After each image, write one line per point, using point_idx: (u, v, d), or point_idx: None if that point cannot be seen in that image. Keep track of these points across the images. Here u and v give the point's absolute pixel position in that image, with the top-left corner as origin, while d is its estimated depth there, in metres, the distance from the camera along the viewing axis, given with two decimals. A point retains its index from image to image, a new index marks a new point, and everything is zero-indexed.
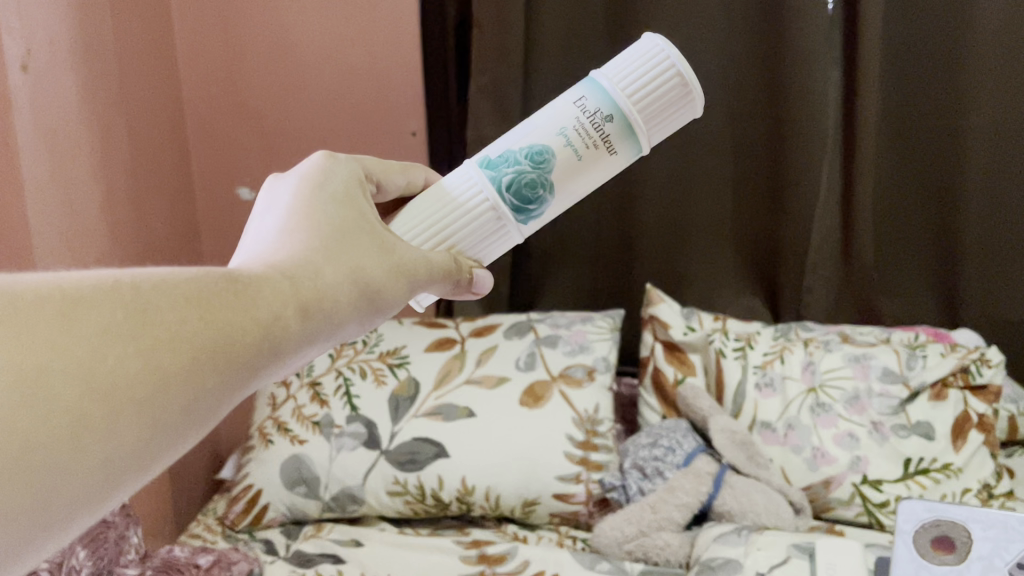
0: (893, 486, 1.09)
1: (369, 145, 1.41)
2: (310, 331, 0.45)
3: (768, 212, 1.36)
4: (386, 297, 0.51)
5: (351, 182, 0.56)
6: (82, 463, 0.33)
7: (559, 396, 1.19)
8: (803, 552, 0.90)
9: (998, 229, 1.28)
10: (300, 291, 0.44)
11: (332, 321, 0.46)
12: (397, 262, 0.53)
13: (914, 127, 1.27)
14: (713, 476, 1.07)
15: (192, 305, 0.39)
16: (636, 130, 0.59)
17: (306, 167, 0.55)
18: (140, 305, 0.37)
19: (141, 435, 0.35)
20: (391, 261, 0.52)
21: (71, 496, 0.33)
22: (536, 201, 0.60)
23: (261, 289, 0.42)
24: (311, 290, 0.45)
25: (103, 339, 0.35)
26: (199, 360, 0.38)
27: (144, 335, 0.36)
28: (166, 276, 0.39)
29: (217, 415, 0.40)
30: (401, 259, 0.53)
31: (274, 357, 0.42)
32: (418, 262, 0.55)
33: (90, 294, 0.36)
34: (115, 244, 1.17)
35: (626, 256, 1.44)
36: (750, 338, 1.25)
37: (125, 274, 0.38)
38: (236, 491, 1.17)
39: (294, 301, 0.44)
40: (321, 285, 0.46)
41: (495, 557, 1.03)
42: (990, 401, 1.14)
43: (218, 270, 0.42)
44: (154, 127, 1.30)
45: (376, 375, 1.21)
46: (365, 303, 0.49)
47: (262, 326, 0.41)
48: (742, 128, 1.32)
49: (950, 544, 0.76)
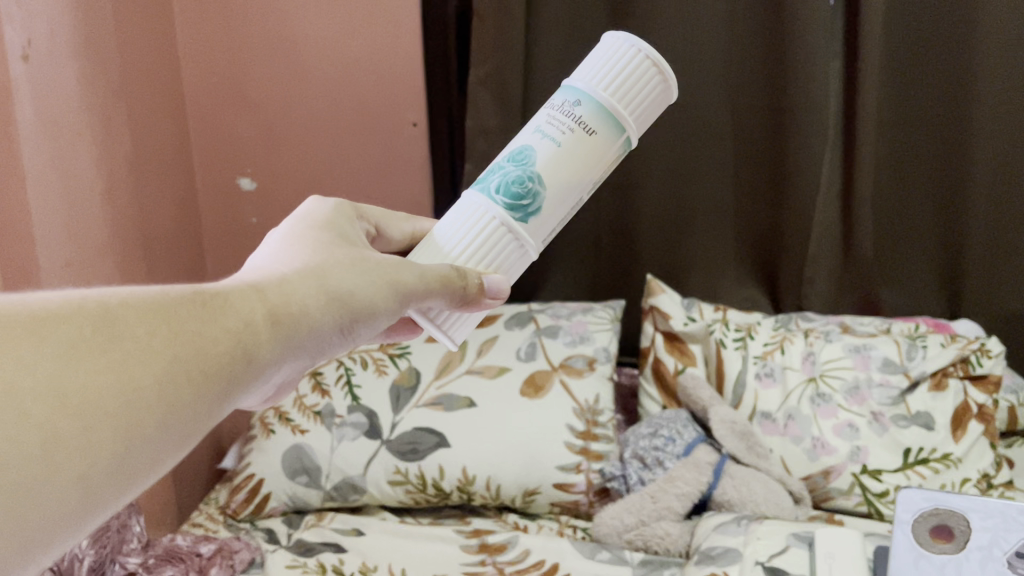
0: (893, 476, 1.09)
1: (370, 134, 1.41)
2: (283, 342, 0.45)
3: (769, 205, 1.36)
4: (367, 308, 0.51)
5: (336, 224, 0.58)
6: (58, 482, 0.33)
7: (560, 386, 1.19)
8: (802, 540, 0.90)
9: (1000, 220, 1.28)
10: (267, 300, 0.45)
11: (304, 332, 0.46)
12: (377, 272, 0.53)
13: (915, 118, 1.27)
14: (713, 466, 1.08)
15: (159, 318, 0.39)
16: (606, 106, 0.58)
17: (293, 218, 0.57)
18: (107, 321, 0.37)
19: (118, 452, 0.35)
20: (371, 273, 0.52)
21: (51, 512, 0.33)
22: (529, 194, 0.58)
23: (229, 300, 0.43)
24: (278, 298, 0.46)
25: (71, 354, 0.35)
26: (171, 373, 0.38)
27: (112, 349, 0.36)
28: (132, 292, 0.40)
29: (195, 433, 0.40)
30: (381, 269, 0.53)
31: (251, 367, 0.42)
32: (404, 265, 0.54)
33: (55, 311, 0.36)
34: (118, 234, 1.18)
35: (626, 247, 1.44)
36: (750, 328, 1.25)
37: (90, 293, 0.38)
38: (237, 481, 1.17)
39: (262, 308, 0.44)
40: (290, 297, 0.46)
41: (496, 547, 1.04)
42: (989, 391, 1.14)
43: (185, 285, 0.42)
44: (156, 115, 1.30)
45: (376, 365, 1.21)
46: (341, 315, 0.49)
47: (233, 335, 0.42)
48: (743, 120, 1.32)
49: (948, 533, 0.76)
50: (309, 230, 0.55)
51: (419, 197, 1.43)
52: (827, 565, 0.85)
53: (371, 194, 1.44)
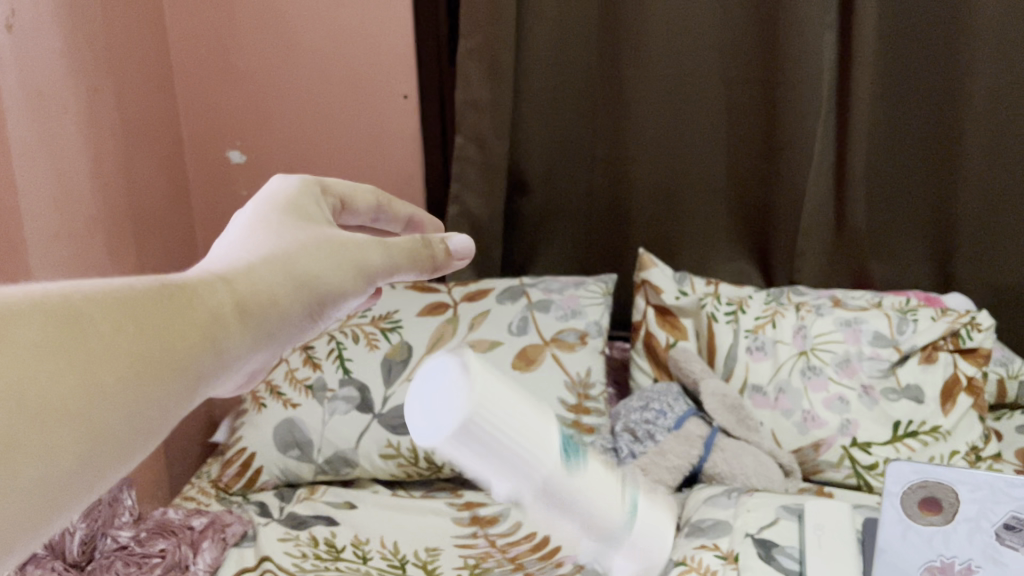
0: (882, 449, 1.10)
1: (360, 106, 1.39)
2: (253, 331, 0.42)
3: (761, 178, 1.36)
4: (334, 293, 0.48)
5: (306, 200, 0.53)
6: (19, 491, 0.30)
7: (552, 359, 1.19)
8: (791, 512, 0.91)
9: (995, 195, 1.27)
10: (235, 289, 0.42)
11: (272, 321, 0.44)
12: (342, 253, 0.49)
13: (909, 94, 1.27)
14: (703, 440, 1.08)
15: (127, 312, 0.36)
16: None
17: (249, 198, 0.52)
18: (73, 317, 0.34)
19: (79, 455, 0.32)
20: (336, 256, 0.49)
21: (11, 524, 0.30)
22: None
23: (199, 291, 0.40)
24: (248, 286, 0.43)
25: (32, 355, 0.32)
26: (137, 370, 0.35)
27: (77, 350, 0.33)
28: (97, 285, 0.36)
29: (159, 430, 0.37)
30: (347, 249, 0.49)
31: (220, 360, 0.40)
32: (370, 243, 0.51)
33: (15, 308, 0.32)
34: (107, 208, 1.17)
35: (618, 220, 1.43)
36: (742, 301, 1.24)
37: (50, 287, 0.35)
38: (230, 454, 1.17)
39: (232, 299, 0.41)
40: (259, 284, 0.43)
41: (488, 520, 1.07)
42: (979, 364, 1.14)
43: (151, 276, 0.39)
44: (143, 88, 1.28)
45: (368, 339, 1.21)
46: (308, 302, 0.46)
47: (205, 327, 0.39)
48: (737, 92, 1.31)
49: (937, 505, 0.75)
50: (274, 210, 0.50)
51: (410, 171, 1.42)
52: (815, 536, 0.85)
53: (362, 167, 1.43)
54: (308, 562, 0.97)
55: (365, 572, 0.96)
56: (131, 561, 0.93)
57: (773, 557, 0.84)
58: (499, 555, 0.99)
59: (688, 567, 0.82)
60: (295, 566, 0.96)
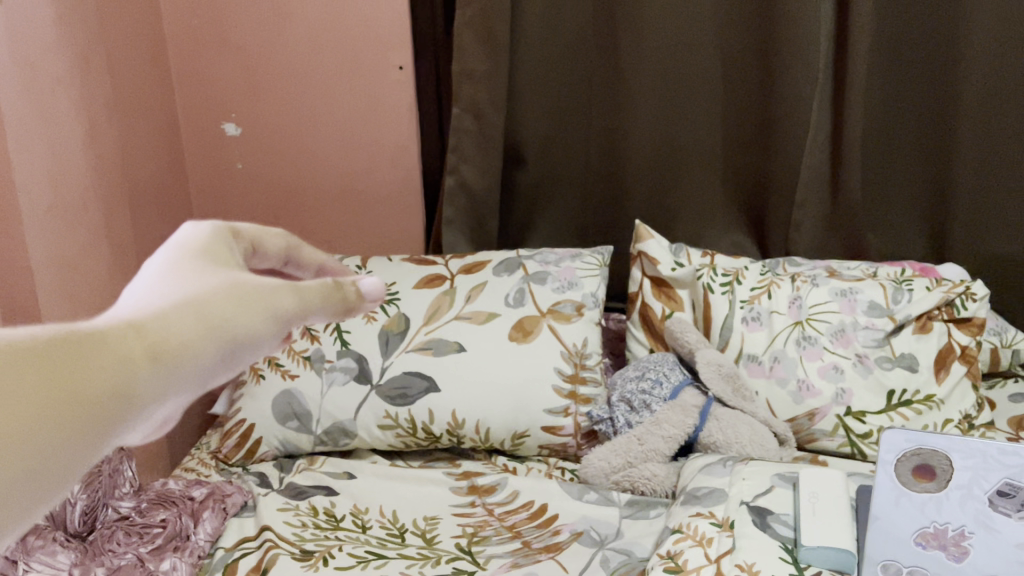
0: (876, 417, 1.11)
1: (356, 78, 1.38)
2: (165, 375, 0.34)
3: (757, 150, 1.35)
4: (248, 345, 0.38)
5: (220, 245, 0.43)
6: None
7: (548, 331, 1.19)
8: (787, 481, 0.92)
9: (991, 166, 1.27)
10: (146, 340, 0.34)
11: (185, 380, 0.35)
12: (253, 297, 0.39)
13: (906, 64, 1.26)
14: (699, 410, 1.09)
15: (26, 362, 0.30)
16: None
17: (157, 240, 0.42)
18: None
19: None
20: (248, 301, 0.39)
21: None
22: None
23: (108, 340, 0.33)
24: (159, 338, 0.34)
25: None
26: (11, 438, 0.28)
27: None
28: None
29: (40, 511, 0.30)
30: (259, 292, 0.39)
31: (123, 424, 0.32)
32: (283, 286, 0.40)
33: None
34: (100, 180, 1.16)
35: (615, 191, 1.43)
36: (738, 272, 1.24)
37: None
38: (228, 426, 1.18)
39: (143, 349, 0.34)
40: (173, 335, 0.35)
41: (485, 489, 1.08)
42: (973, 334, 1.15)
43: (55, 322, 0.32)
44: (136, 60, 1.27)
45: (366, 311, 1.21)
46: (222, 356, 0.37)
47: (109, 386, 0.32)
48: (735, 63, 1.31)
49: (930, 472, 0.76)
50: (182, 250, 0.41)
51: (406, 143, 1.42)
52: (811, 504, 0.85)
53: (358, 140, 1.43)
54: (308, 531, 0.98)
55: (366, 541, 0.98)
56: (132, 531, 0.93)
57: (769, 525, 0.85)
58: (497, 523, 1.01)
59: (683, 534, 0.84)
60: (295, 536, 0.97)
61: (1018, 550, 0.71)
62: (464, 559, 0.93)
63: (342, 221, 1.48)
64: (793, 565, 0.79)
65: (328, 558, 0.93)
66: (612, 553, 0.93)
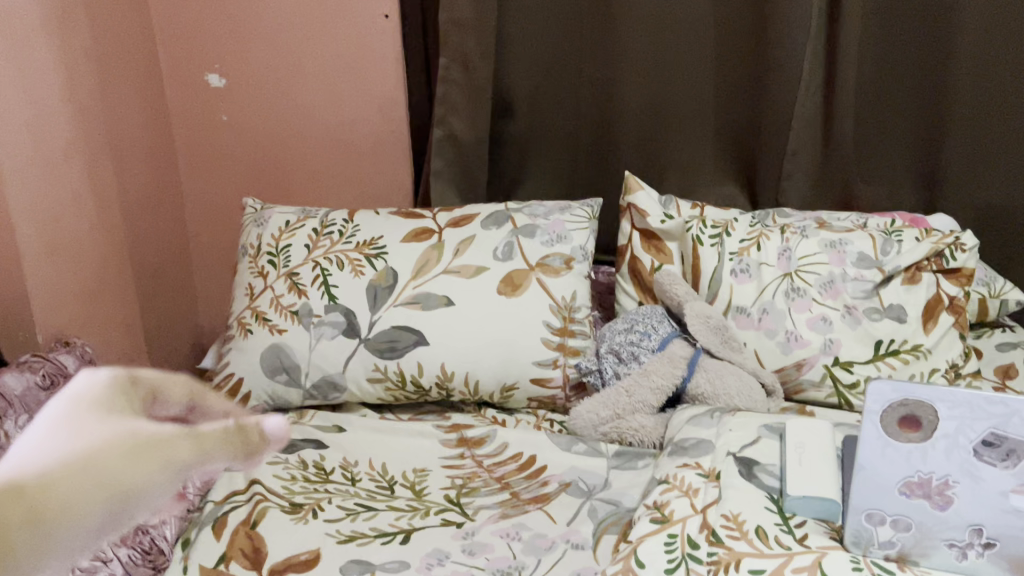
0: (864, 367, 1.11)
1: (341, 26, 1.35)
2: (46, 531, 0.38)
3: (749, 99, 1.33)
4: (139, 495, 0.42)
5: (122, 393, 0.46)
6: None
7: (537, 285, 1.17)
8: (773, 432, 0.93)
9: (985, 114, 1.26)
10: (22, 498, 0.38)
11: (63, 533, 0.39)
12: (145, 455, 0.43)
13: (902, 11, 1.24)
14: (687, 360, 1.09)
15: None
16: None
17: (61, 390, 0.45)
18: None
19: None
20: (143, 457, 0.42)
21: None
22: None
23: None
24: (44, 500, 0.38)
25: None
26: None
27: None
28: None
29: None
30: (156, 443, 0.43)
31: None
32: (178, 435, 0.44)
33: None
34: (81, 133, 1.14)
35: (605, 142, 1.41)
36: (727, 224, 1.23)
37: None
38: (217, 380, 1.18)
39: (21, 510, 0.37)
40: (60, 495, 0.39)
41: (474, 442, 1.08)
42: (961, 285, 1.15)
43: None
44: (115, 8, 1.24)
45: (353, 266, 1.18)
46: (111, 513, 0.41)
47: None
48: (728, 10, 1.28)
49: (916, 422, 0.74)
50: (78, 402, 0.44)
51: (393, 94, 1.39)
52: (797, 454, 0.86)
53: (344, 90, 1.40)
54: (297, 484, 0.99)
55: (355, 493, 0.98)
56: None
57: (755, 475, 0.85)
58: (486, 475, 1.01)
59: (670, 485, 0.85)
60: (285, 490, 0.98)
61: (1005, 500, 0.70)
62: (453, 510, 0.94)
63: (328, 173, 1.47)
64: (778, 514, 0.80)
65: (317, 511, 0.94)
66: (599, 504, 0.94)
